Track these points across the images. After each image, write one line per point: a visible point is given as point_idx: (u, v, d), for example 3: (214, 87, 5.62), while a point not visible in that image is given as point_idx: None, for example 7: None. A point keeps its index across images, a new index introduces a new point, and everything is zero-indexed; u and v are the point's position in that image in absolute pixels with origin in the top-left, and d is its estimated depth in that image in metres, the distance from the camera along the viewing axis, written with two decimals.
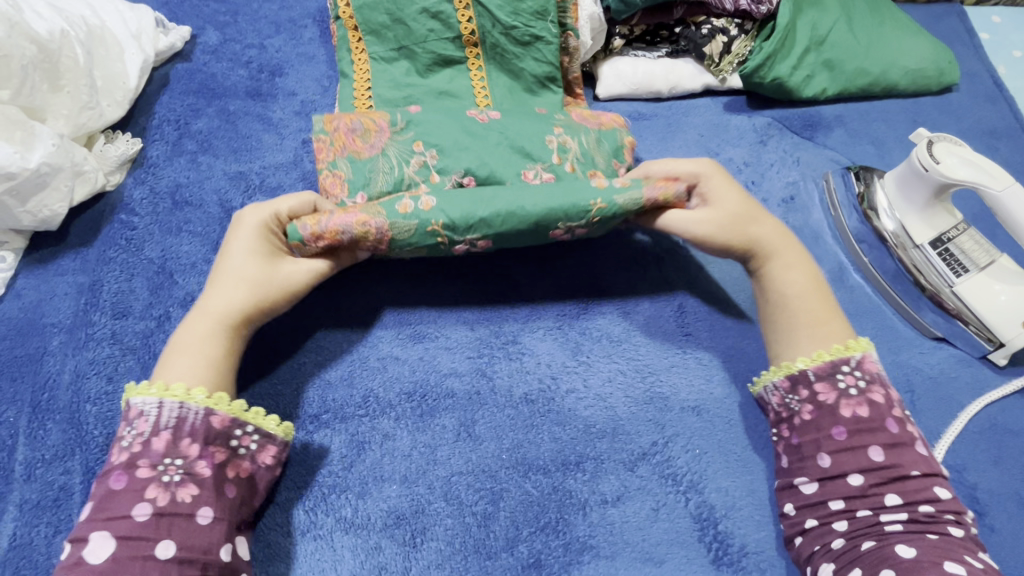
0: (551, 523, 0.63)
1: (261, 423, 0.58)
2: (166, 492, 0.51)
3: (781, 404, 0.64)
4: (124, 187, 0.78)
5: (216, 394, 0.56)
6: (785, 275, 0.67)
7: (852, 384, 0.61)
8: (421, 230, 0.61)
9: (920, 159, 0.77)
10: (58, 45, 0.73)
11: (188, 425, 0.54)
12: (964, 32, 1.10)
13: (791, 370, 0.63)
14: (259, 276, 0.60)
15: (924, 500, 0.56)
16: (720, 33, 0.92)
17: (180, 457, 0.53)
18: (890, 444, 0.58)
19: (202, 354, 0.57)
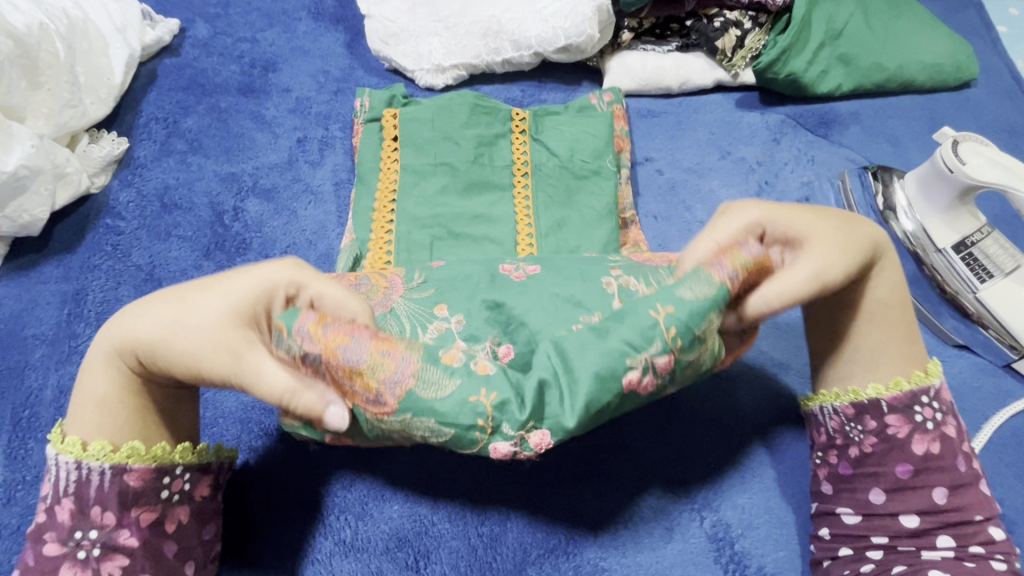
0: (561, 544, 0.60)
1: (188, 459, 0.52)
2: (86, 569, 0.47)
3: (839, 430, 0.58)
4: (110, 189, 0.75)
5: (119, 447, 0.49)
6: (885, 279, 0.56)
7: (928, 417, 0.55)
8: (457, 402, 0.47)
9: (944, 159, 0.74)
10: (36, 39, 0.69)
11: (92, 491, 0.48)
12: (981, 26, 1.06)
13: (859, 398, 0.57)
14: (190, 334, 0.47)
15: (977, 542, 0.53)
16: (733, 27, 0.88)
17: (94, 529, 0.48)
18: (955, 486, 0.54)
19: (92, 391, 0.50)
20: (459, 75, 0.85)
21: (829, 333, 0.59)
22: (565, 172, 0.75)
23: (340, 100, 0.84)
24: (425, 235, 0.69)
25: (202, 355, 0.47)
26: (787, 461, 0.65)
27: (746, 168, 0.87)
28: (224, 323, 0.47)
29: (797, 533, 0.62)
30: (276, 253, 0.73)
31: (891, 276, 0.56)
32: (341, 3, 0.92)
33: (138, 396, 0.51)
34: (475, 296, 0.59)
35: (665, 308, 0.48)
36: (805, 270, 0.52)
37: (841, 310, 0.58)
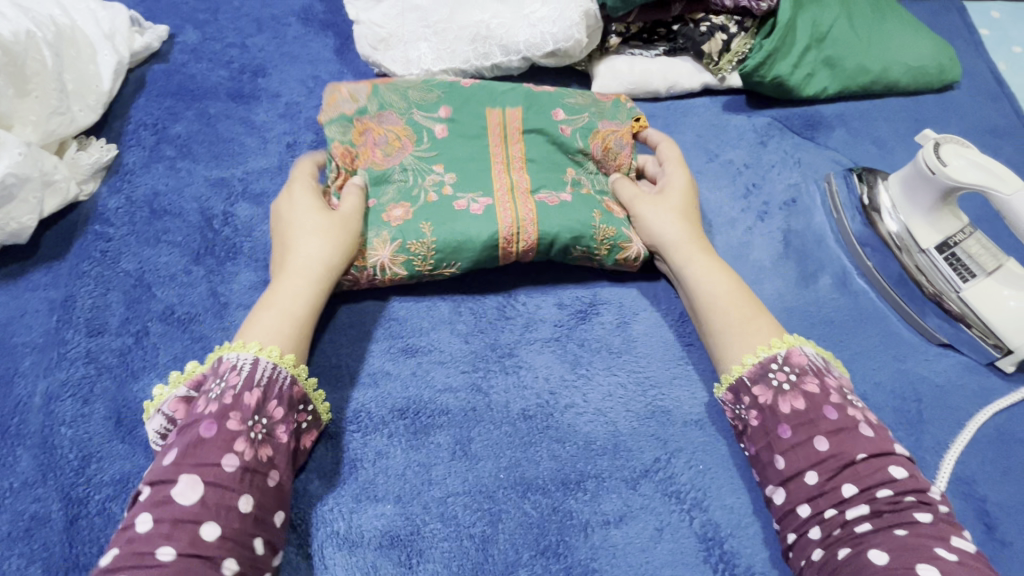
0: (552, 546, 0.60)
1: (319, 404, 0.61)
2: (251, 446, 0.52)
3: (734, 417, 0.63)
4: (98, 196, 0.75)
5: (300, 365, 0.59)
6: (704, 277, 0.68)
7: (784, 379, 0.60)
8: (424, 81, 0.75)
9: (926, 161, 0.75)
10: (23, 47, 0.69)
11: (278, 388, 0.56)
12: (963, 29, 1.08)
13: (731, 381, 0.62)
14: (323, 222, 0.65)
15: (879, 484, 0.54)
16: (719, 31, 0.89)
17: (268, 417, 0.55)
18: (833, 432, 0.56)
19: (286, 311, 0.61)
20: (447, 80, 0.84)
21: (704, 327, 0.67)
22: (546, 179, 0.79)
23: None
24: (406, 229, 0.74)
25: (342, 216, 0.66)
26: None
27: (734, 170, 0.88)
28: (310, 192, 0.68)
29: None
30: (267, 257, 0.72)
31: (717, 275, 0.68)
32: (330, 9, 0.93)
33: (322, 292, 0.63)
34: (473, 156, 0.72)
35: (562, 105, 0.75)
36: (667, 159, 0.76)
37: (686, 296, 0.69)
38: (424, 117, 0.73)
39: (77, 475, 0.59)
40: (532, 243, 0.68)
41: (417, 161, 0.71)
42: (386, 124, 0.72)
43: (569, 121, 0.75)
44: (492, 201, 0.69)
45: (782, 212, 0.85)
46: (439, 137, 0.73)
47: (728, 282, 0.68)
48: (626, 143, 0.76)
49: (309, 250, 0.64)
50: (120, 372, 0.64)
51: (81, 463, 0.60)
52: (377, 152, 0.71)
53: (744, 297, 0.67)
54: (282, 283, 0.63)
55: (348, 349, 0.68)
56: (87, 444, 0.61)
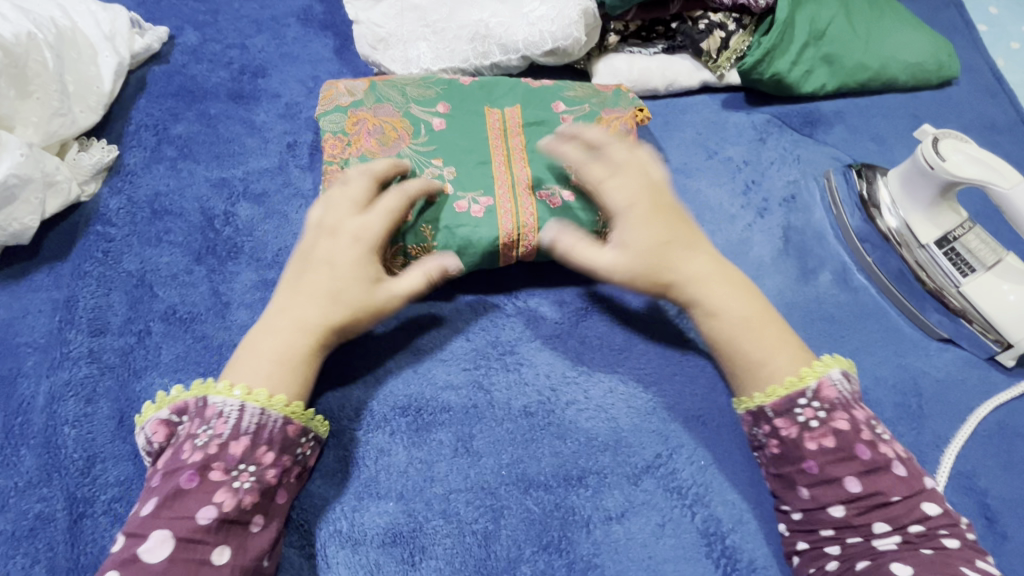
0: (554, 542, 0.60)
1: (319, 429, 0.59)
2: (232, 497, 0.52)
3: (752, 437, 0.62)
4: (100, 197, 0.75)
5: (293, 402, 0.56)
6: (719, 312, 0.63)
7: (811, 416, 0.57)
8: (422, 80, 0.76)
9: (925, 156, 0.75)
10: (25, 49, 0.70)
11: (266, 433, 0.54)
12: (961, 24, 1.08)
13: (750, 407, 0.60)
14: (359, 298, 0.60)
15: (913, 520, 0.54)
16: (718, 29, 0.89)
17: (254, 463, 0.53)
18: (865, 471, 0.55)
19: (293, 364, 0.57)
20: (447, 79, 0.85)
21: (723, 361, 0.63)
22: None
23: None
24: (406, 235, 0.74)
25: (377, 305, 0.61)
26: None
27: (733, 167, 0.88)
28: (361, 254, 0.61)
29: None
30: (268, 256, 0.73)
31: (729, 305, 0.63)
32: (329, 9, 0.93)
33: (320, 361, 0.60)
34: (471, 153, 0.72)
35: (561, 104, 0.76)
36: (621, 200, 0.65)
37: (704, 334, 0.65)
38: (421, 110, 0.74)
39: (81, 473, 0.59)
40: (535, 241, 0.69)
41: (416, 153, 0.71)
42: (381, 114, 0.73)
43: (569, 114, 0.75)
44: (493, 201, 0.69)
45: (781, 209, 0.85)
46: (436, 130, 0.73)
47: (739, 305, 0.63)
48: (631, 128, 0.75)
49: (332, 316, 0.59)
50: (123, 371, 0.65)
51: (85, 461, 0.60)
52: (376, 138, 0.71)
53: (753, 327, 0.62)
54: (285, 331, 0.58)
55: (349, 347, 0.68)
56: (91, 443, 0.61)
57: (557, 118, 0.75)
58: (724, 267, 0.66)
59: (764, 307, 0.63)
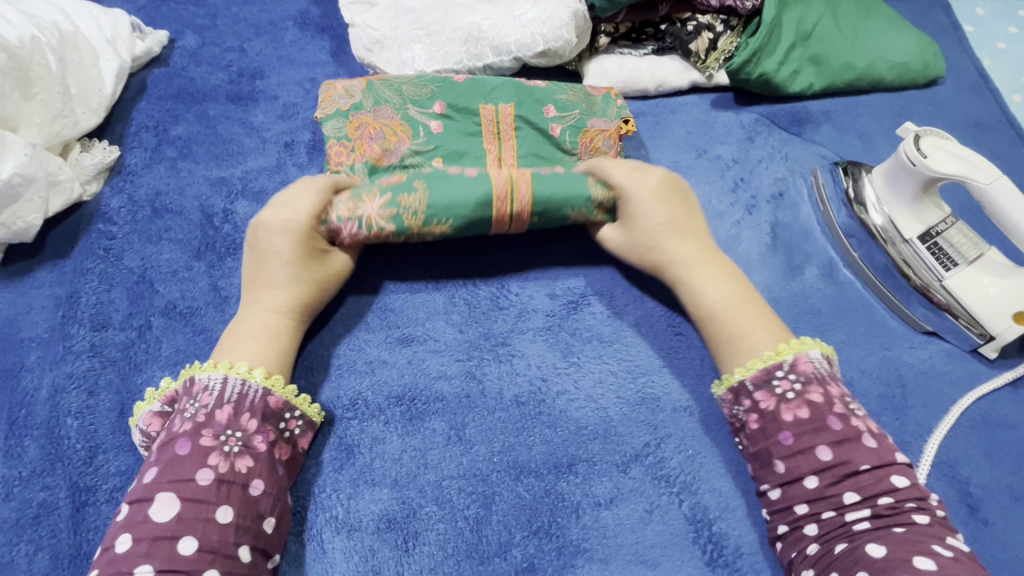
0: (544, 527, 0.62)
1: (307, 410, 0.61)
2: (226, 460, 0.53)
3: (731, 416, 0.63)
4: (102, 196, 0.77)
5: (272, 375, 0.59)
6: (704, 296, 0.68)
7: (788, 388, 0.60)
8: (419, 79, 0.78)
9: (907, 153, 0.76)
10: (29, 52, 0.71)
11: (249, 401, 0.57)
12: (948, 25, 1.10)
13: (732, 382, 0.63)
14: (317, 275, 0.65)
15: (883, 492, 0.55)
16: (706, 30, 0.91)
17: (241, 430, 0.55)
18: (836, 442, 0.57)
19: (272, 342, 0.62)
20: None
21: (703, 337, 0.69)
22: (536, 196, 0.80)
23: None
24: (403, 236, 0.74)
25: (335, 274, 0.67)
26: None
27: (722, 165, 0.90)
28: (293, 240, 0.63)
29: None
30: None
31: (716, 289, 0.67)
32: (326, 13, 0.95)
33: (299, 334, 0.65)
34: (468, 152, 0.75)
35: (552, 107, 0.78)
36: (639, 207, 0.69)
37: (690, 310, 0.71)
38: (419, 112, 0.75)
39: (84, 463, 0.61)
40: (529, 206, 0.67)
41: (416, 155, 0.74)
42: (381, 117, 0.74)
43: (560, 120, 0.78)
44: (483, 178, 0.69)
45: (770, 205, 0.87)
46: (434, 133, 0.75)
47: (724, 290, 0.67)
48: (614, 143, 0.78)
49: (294, 296, 0.64)
50: (124, 364, 0.66)
51: (88, 452, 0.62)
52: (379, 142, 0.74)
53: (731, 312, 0.66)
54: (258, 315, 0.63)
55: (345, 340, 0.70)
56: (93, 434, 0.62)
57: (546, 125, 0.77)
58: (719, 257, 0.70)
59: (746, 294, 0.67)
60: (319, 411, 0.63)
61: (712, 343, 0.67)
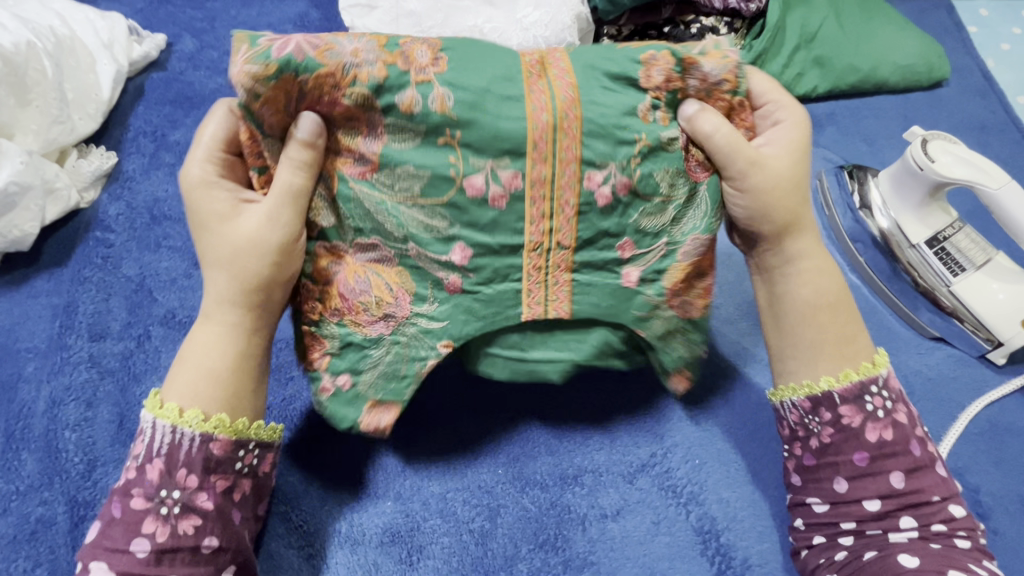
0: (551, 539, 0.61)
1: (262, 435, 0.55)
2: (164, 525, 0.50)
3: (799, 423, 0.59)
4: (99, 203, 0.76)
5: (211, 418, 0.52)
6: (809, 283, 0.59)
7: (879, 406, 0.57)
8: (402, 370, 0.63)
9: (914, 158, 0.75)
10: (25, 58, 0.71)
11: (182, 454, 0.51)
12: (952, 26, 1.10)
13: (814, 392, 0.58)
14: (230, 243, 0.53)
15: (938, 520, 0.55)
16: (709, 32, 0.91)
17: (178, 489, 0.50)
18: (911, 469, 0.56)
19: (202, 368, 0.53)
20: None
21: (774, 323, 0.61)
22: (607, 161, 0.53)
23: None
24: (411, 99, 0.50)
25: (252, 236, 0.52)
26: (770, 455, 0.67)
27: None
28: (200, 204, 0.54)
29: (779, 525, 0.64)
30: None
31: (824, 280, 0.59)
32: (325, 15, 0.94)
33: (252, 333, 0.55)
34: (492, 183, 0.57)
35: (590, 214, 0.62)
36: (781, 142, 0.57)
37: (773, 292, 0.60)
38: None
39: (82, 477, 0.60)
40: (574, 102, 0.51)
41: (423, 339, 0.56)
42: (383, 422, 0.56)
43: None
44: (519, 174, 0.52)
45: None
46: (450, 295, 0.55)
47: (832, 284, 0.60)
48: None
49: (218, 291, 0.54)
50: (123, 375, 0.65)
51: (86, 465, 0.61)
52: (385, 276, 0.55)
53: (815, 322, 0.59)
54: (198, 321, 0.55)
55: None
56: (92, 447, 0.61)
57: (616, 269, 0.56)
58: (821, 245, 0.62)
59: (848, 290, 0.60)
60: (274, 429, 0.57)
61: (784, 346, 0.60)
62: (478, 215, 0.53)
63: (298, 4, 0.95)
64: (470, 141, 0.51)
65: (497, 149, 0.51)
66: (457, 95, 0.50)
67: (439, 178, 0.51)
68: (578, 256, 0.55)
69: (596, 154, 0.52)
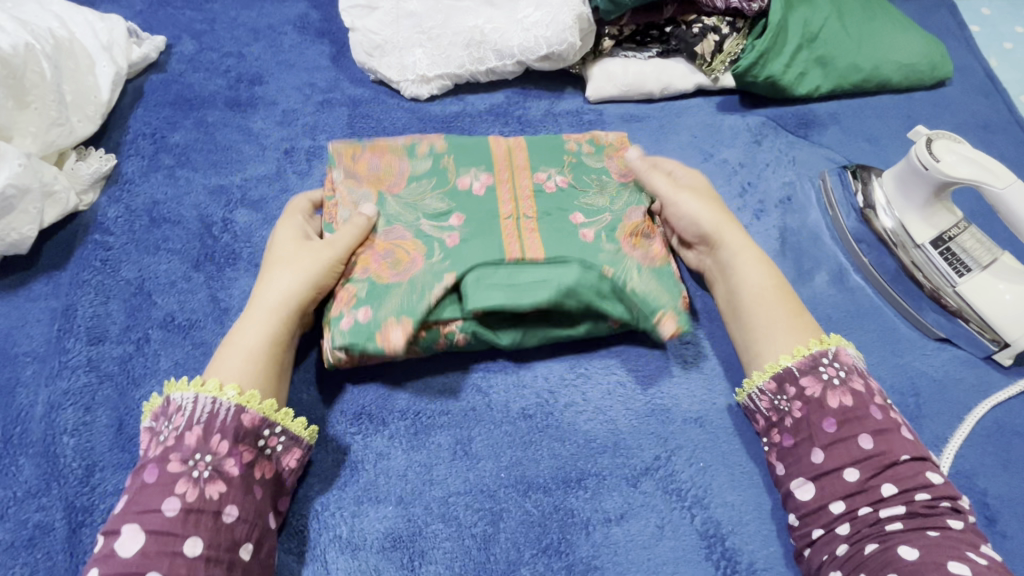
0: (553, 544, 0.60)
1: (289, 425, 0.57)
2: (194, 488, 0.51)
3: (770, 408, 0.62)
4: (98, 206, 0.75)
5: (246, 393, 0.55)
6: (753, 271, 0.66)
7: (834, 374, 0.60)
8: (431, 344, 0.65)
9: (919, 157, 0.75)
10: (23, 60, 0.70)
11: (219, 421, 0.53)
12: (954, 26, 1.09)
13: (777, 369, 0.61)
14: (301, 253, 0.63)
15: (919, 486, 0.55)
16: (711, 32, 0.90)
17: (211, 453, 0.52)
18: (877, 431, 0.57)
19: (241, 348, 0.58)
20: (444, 84, 0.87)
21: (732, 311, 0.67)
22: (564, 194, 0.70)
23: (327, 112, 0.85)
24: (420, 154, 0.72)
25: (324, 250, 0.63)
26: None
27: (729, 170, 0.88)
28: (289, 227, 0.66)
29: (784, 530, 0.63)
30: None
31: (765, 266, 0.67)
32: (325, 17, 0.94)
33: (286, 323, 0.61)
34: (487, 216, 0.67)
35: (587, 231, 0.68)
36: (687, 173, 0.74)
37: (730, 291, 0.67)
38: (432, 227, 0.66)
39: (81, 482, 0.59)
40: (520, 142, 0.73)
41: (428, 275, 0.63)
42: (397, 338, 0.60)
43: (590, 228, 0.68)
44: (493, 179, 0.70)
45: (778, 211, 0.86)
46: (451, 247, 0.65)
47: (774, 272, 0.67)
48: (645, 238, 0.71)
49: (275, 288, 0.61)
50: (122, 379, 0.65)
51: (85, 470, 0.60)
52: (404, 245, 0.65)
53: (765, 303, 0.65)
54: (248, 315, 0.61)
55: None
56: (90, 452, 0.61)
57: (578, 232, 0.67)
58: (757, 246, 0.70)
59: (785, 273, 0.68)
60: (304, 426, 0.59)
61: (744, 330, 0.66)
62: (468, 201, 0.68)
63: (297, 5, 0.95)
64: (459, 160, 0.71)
65: (477, 166, 0.71)
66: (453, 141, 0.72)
67: (441, 184, 0.69)
68: (546, 225, 0.67)
69: (542, 168, 0.72)
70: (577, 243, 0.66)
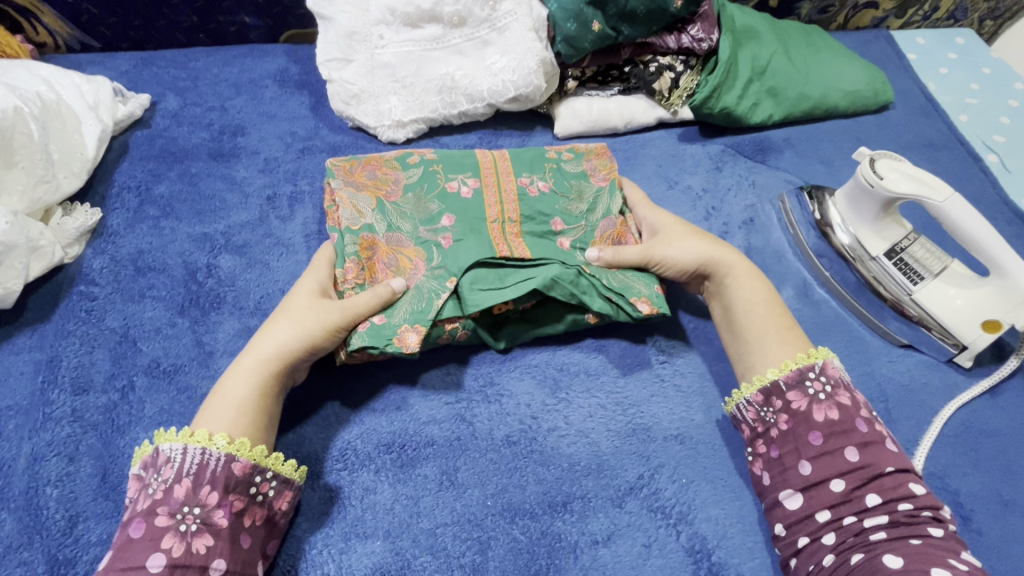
0: (543, 569, 0.61)
1: (280, 468, 0.58)
2: (181, 542, 0.52)
3: (757, 419, 0.64)
4: (83, 258, 0.77)
5: (236, 440, 0.56)
6: (743, 288, 0.71)
7: (819, 389, 0.62)
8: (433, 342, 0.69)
9: (864, 176, 0.80)
10: (11, 123, 0.73)
11: (208, 473, 0.54)
12: (891, 56, 1.18)
13: (764, 383, 0.64)
14: (306, 306, 0.65)
15: (901, 498, 0.56)
16: (667, 70, 0.97)
17: (199, 505, 0.53)
18: (863, 444, 0.59)
19: (229, 396, 0.59)
20: (419, 128, 0.92)
21: (727, 325, 0.71)
22: (552, 195, 0.76)
23: (307, 159, 0.89)
24: (410, 163, 0.77)
25: (328, 309, 0.65)
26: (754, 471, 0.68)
27: (693, 195, 0.93)
28: (310, 275, 0.69)
29: (770, 542, 0.64)
30: (250, 305, 0.75)
31: (753, 282, 0.72)
32: (304, 70, 0.99)
33: (272, 376, 0.62)
34: (475, 219, 0.72)
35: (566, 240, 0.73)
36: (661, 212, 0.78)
37: (725, 306, 0.72)
38: (428, 232, 0.71)
39: (64, 534, 0.59)
40: (503, 152, 0.79)
41: (432, 280, 0.68)
42: (413, 341, 0.64)
43: (567, 237, 0.73)
44: (480, 183, 0.75)
45: (742, 231, 0.90)
46: (446, 249, 0.69)
47: (762, 288, 0.72)
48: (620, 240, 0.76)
49: (276, 338, 0.63)
50: (106, 428, 0.65)
51: (68, 521, 0.60)
52: (404, 259, 0.70)
53: (757, 314, 0.69)
54: (243, 362, 0.62)
55: (333, 390, 0.70)
56: (74, 502, 0.61)
57: (557, 239, 0.73)
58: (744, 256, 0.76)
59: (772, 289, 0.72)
60: (293, 466, 0.59)
61: (739, 344, 0.69)
62: (457, 202, 0.73)
63: (277, 60, 1.00)
64: (448, 166, 0.76)
65: (466, 170, 0.76)
66: (450, 158, 0.77)
67: (432, 189, 0.74)
68: (528, 230, 0.73)
69: (525, 174, 0.77)
70: (555, 250, 0.72)
